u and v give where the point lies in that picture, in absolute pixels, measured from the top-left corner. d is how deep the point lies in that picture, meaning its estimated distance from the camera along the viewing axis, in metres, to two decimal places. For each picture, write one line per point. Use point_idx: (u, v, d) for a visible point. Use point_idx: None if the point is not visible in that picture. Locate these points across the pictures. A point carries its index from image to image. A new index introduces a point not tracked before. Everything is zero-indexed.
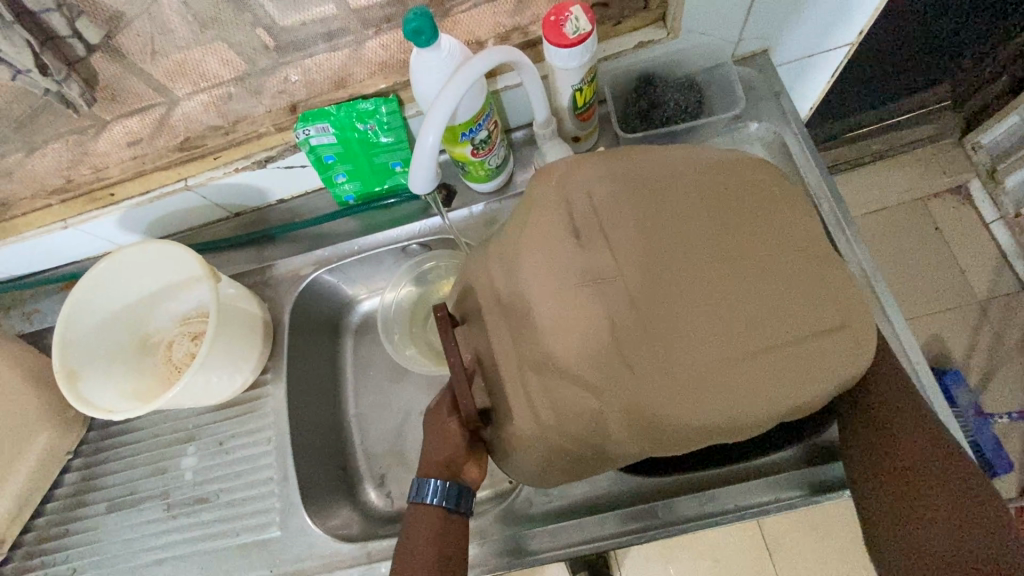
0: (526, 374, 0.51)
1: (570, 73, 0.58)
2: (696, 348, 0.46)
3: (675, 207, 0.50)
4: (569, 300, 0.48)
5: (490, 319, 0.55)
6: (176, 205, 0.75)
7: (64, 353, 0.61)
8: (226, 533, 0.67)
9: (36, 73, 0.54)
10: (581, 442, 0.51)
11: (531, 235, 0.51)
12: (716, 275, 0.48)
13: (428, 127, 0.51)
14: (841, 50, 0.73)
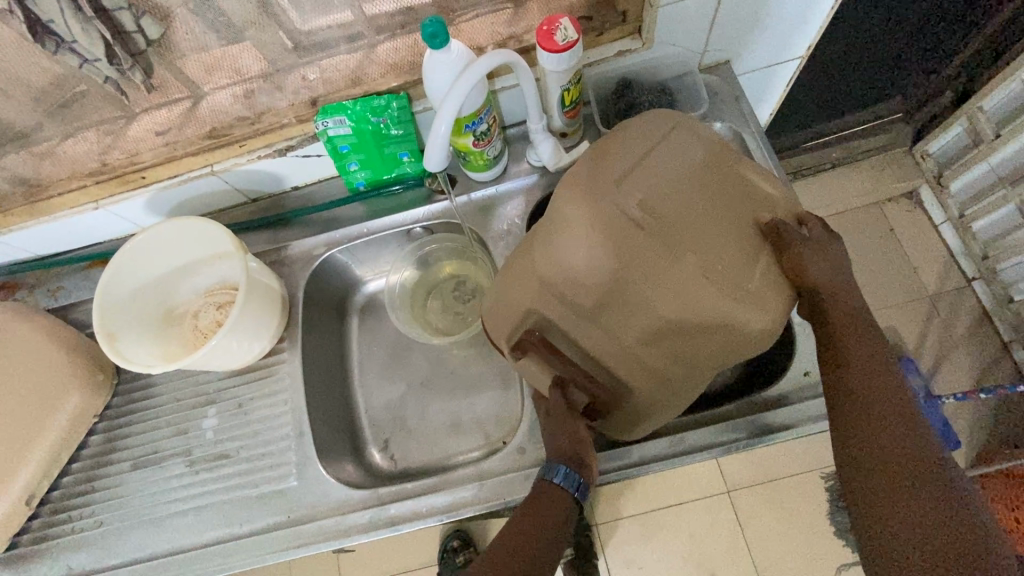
0: (620, 335, 0.58)
1: (560, 75, 0.68)
2: (725, 268, 0.56)
3: (657, 172, 0.59)
4: (646, 267, 0.56)
5: (571, 325, 0.61)
6: (199, 189, 0.82)
7: (102, 317, 0.68)
8: (246, 485, 0.74)
9: (103, 62, 0.61)
10: (659, 376, 0.59)
11: (584, 234, 0.57)
12: (715, 209, 0.58)
13: (441, 117, 0.59)
14: (793, 63, 0.84)
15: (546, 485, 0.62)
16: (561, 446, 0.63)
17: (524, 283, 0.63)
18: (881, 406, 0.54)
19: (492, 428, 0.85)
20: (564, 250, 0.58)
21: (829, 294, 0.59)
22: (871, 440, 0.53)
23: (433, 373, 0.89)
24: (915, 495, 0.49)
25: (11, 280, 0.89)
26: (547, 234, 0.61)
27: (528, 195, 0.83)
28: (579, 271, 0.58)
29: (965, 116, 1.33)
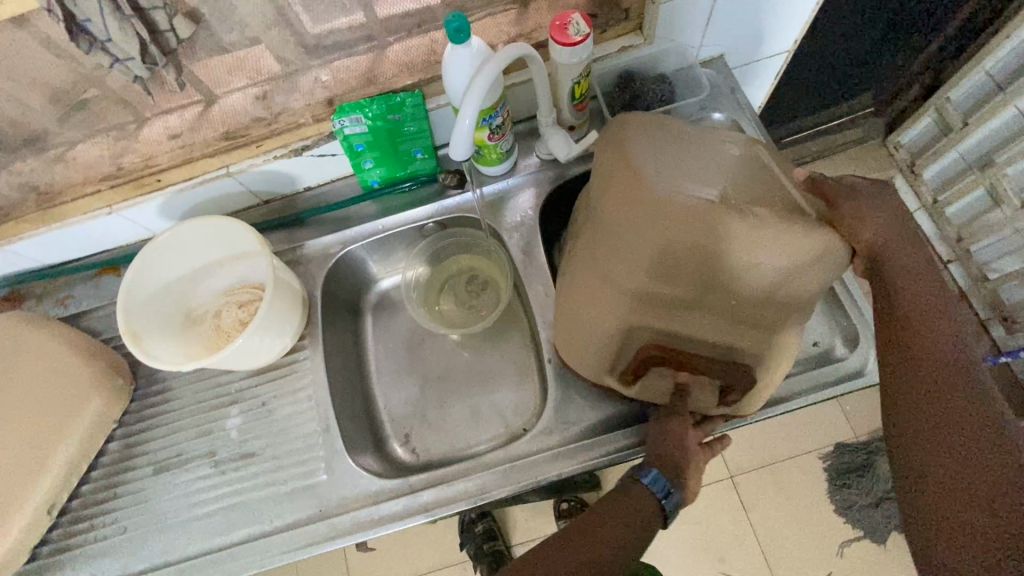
0: (721, 303, 0.58)
1: (572, 68, 0.71)
2: (799, 219, 0.55)
3: (690, 157, 0.62)
4: (734, 233, 0.55)
5: (656, 318, 0.61)
6: (214, 192, 0.82)
7: (128, 318, 0.68)
8: (275, 482, 0.74)
9: (134, 61, 0.60)
10: (748, 342, 0.60)
11: (659, 228, 0.58)
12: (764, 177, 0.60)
13: (466, 108, 0.62)
14: (780, 57, 0.90)
15: (636, 485, 0.62)
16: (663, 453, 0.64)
17: (580, 280, 0.65)
18: (939, 374, 0.52)
19: (511, 416, 0.86)
20: (631, 248, 0.59)
21: (901, 256, 0.57)
22: (923, 411, 0.52)
23: (449, 365, 0.90)
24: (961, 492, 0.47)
25: (19, 290, 0.88)
26: (611, 235, 0.61)
27: (539, 188, 0.85)
28: (661, 264, 0.58)
29: (936, 107, 1.42)
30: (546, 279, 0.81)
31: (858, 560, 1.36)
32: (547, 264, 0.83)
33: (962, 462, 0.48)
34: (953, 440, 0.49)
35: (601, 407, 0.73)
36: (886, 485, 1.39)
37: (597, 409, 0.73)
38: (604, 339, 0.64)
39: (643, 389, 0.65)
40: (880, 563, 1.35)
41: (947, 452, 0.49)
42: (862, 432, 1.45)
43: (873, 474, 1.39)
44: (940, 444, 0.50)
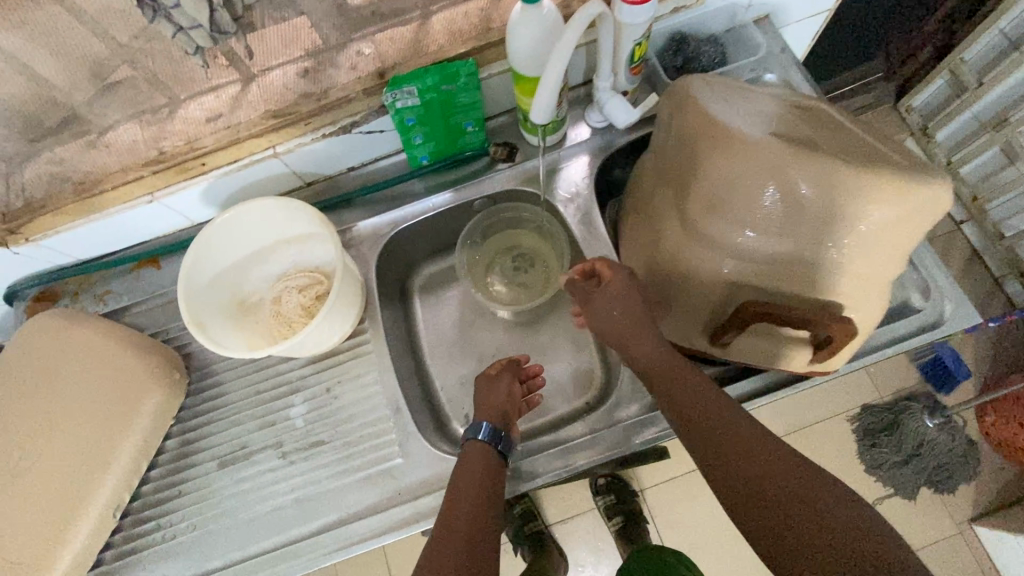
0: (826, 262, 0.53)
1: (635, 29, 0.67)
2: (861, 153, 0.53)
3: (745, 112, 0.62)
4: (851, 186, 0.49)
5: (759, 276, 0.55)
6: (260, 173, 0.79)
7: (188, 307, 0.66)
8: (347, 470, 0.72)
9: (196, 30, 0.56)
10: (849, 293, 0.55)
11: (772, 176, 0.51)
12: (822, 129, 0.60)
13: (548, 76, 0.60)
14: (823, 15, 0.89)
15: (471, 444, 0.67)
16: (491, 409, 0.71)
17: (658, 246, 0.63)
18: (747, 445, 0.55)
19: (571, 390, 0.86)
20: (725, 199, 0.53)
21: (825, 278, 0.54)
22: (751, 486, 0.52)
23: (504, 343, 0.89)
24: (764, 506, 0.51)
25: (52, 288, 0.84)
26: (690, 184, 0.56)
27: (592, 157, 0.83)
28: (774, 220, 0.52)
29: (949, 69, 1.43)
30: (607, 249, 0.80)
31: (890, 515, 1.40)
32: (607, 234, 0.81)
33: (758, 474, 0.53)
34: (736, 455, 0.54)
35: None
36: (916, 441, 1.38)
37: None
38: (686, 298, 0.62)
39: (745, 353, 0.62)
40: (911, 517, 1.40)
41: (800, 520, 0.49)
42: (887, 394, 1.48)
43: (902, 432, 1.39)
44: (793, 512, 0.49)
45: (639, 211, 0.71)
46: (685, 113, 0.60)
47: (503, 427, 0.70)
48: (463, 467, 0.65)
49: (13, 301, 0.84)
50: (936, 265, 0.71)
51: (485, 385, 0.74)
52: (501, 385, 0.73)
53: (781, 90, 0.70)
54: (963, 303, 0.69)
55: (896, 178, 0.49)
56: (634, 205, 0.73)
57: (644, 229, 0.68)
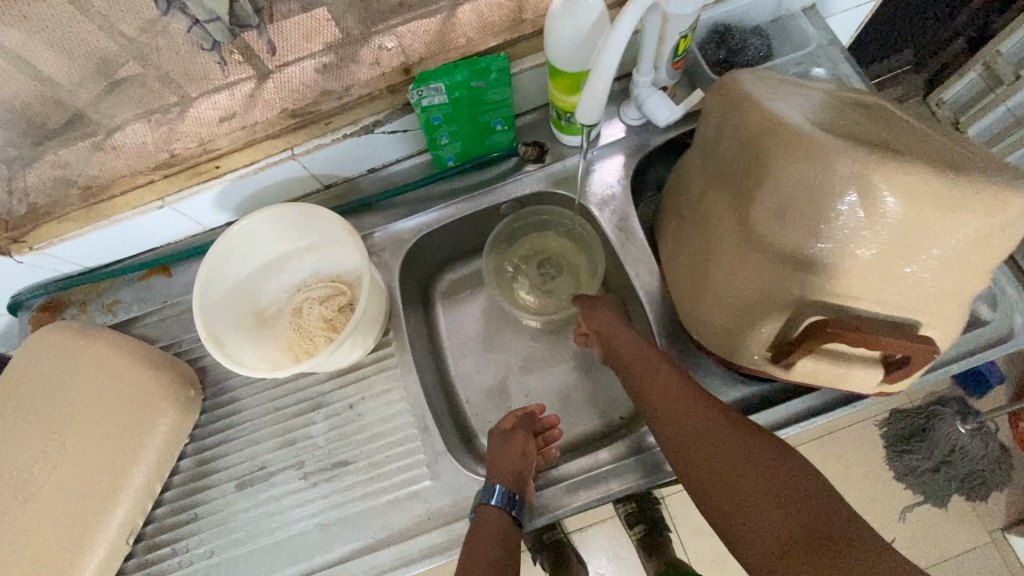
0: (907, 277, 0.49)
1: (682, 20, 0.62)
2: (930, 153, 0.49)
3: (798, 110, 0.58)
4: (931, 193, 0.45)
5: (831, 292, 0.50)
6: (276, 176, 0.74)
7: (205, 322, 0.62)
8: (374, 492, 0.68)
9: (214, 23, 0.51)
10: (927, 312, 0.51)
11: (853, 183, 0.46)
12: (881, 125, 0.56)
13: (598, 76, 0.56)
14: (869, 6, 0.84)
15: (484, 508, 0.63)
16: (505, 471, 0.67)
17: (712, 256, 0.58)
18: (721, 445, 0.57)
19: (605, 403, 0.82)
20: (796, 206, 0.49)
21: (900, 292, 0.49)
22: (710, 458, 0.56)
23: (533, 353, 0.85)
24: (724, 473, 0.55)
25: (57, 297, 0.80)
26: (754, 189, 0.52)
27: (627, 157, 0.78)
28: (850, 232, 0.47)
29: (983, 62, 1.28)
30: (647, 256, 0.75)
31: (920, 524, 1.36)
32: (646, 240, 0.77)
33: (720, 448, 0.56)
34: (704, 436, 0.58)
35: (723, 390, 0.68)
36: (950, 448, 1.32)
37: (720, 392, 0.68)
38: (738, 315, 0.57)
39: (802, 374, 0.56)
40: (943, 525, 1.36)
41: (770, 510, 0.51)
42: (916, 399, 1.43)
43: (934, 438, 1.33)
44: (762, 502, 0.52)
45: (684, 217, 0.66)
46: (745, 111, 0.55)
47: (518, 489, 0.66)
48: (474, 533, 0.62)
49: (18, 312, 0.80)
50: (1005, 277, 0.66)
51: (499, 444, 0.71)
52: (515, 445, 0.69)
53: (826, 86, 0.66)
54: None
55: (980, 185, 0.45)
56: (679, 208, 0.68)
57: (694, 234, 0.63)
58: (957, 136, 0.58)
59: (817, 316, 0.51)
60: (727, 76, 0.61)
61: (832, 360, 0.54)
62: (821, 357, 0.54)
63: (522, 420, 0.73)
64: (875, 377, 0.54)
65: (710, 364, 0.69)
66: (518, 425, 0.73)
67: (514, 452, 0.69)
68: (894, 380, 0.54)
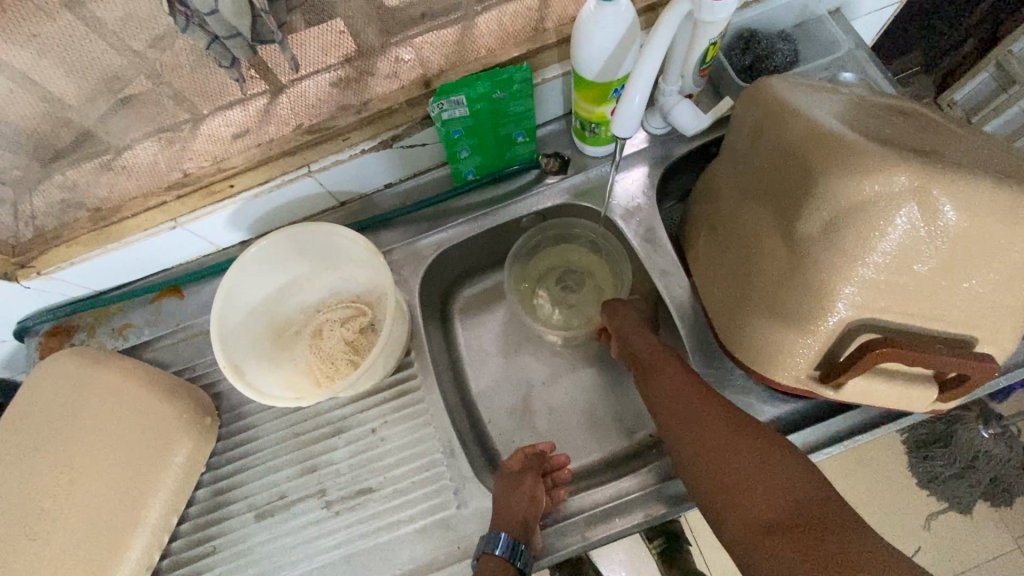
0: (962, 292, 0.47)
1: (713, 26, 0.59)
2: (979, 163, 0.47)
3: (835, 116, 0.56)
4: (988, 205, 0.43)
5: (881, 310, 0.48)
6: (292, 194, 0.73)
7: (222, 349, 0.60)
8: (399, 521, 0.65)
9: (235, 41, 0.48)
10: (984, 328, 0.48)
11: (913, 197, 0.44)
12: (921, 133, 0.54)
13: (635, 87, 0.56)
14: (891, 8, 0.83)
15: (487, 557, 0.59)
16: (512, 516, 0.62)
17: (750, 271, 0.56)
18: (720, 438, 0.56)
19: (633, 420, 0.79)
20: (846, 221, 0.46)
21: (955, 307, 0.47)
22: (705, 448, 0.57)
23: (556, 370, 0.82)
24: (717, 462, 0.55)
25: (64, 322, 0.77)
26: (797, 203, 0.50)
27: (651, 167, 0.76)
28: (905, 248, 0.46)
29: (997, 61, 1.24)
30: (675, 269, 0.73)
31: (946, 531, 1.33)
32: (673, 251, 0.74)
33: (714, 437, 0.57)
34: (699, 426, 0.58)
35: (761, 407, 0.66)
36: (971, 452, 1.30)
37: (758, 411, 0.65)
38: (783, 333, 0.52)
39: (853, 394, 0.53)
40: (969, 534, 1.33)
41: (758, 496, 0.52)
42: None
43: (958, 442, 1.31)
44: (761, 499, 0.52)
45: (716, 228, 0.64)
46: (783, 123, 0.53)
47: (525, 536, 0.61)
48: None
49: (24, 337, 0.77)
50: None
51: (505, 487, 0.66)
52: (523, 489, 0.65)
53: (858, 92, 0.64)
54: None
55: None
56: (709, 220, 0.66)
57: (728, 248, 0.60)
58: (996, 142, 0.56)
59: (871, 334, 0.49)
60: (758, 83, 0.59)
61: (883, 378, 0.51)
62: (870, 375, 0.51)
63: (529, 459, 0.69)
64: (929, 395, 0.52)
65: (746, 381, 0.66)
66: (524, 463, 0.69)
67: (521, 494, 0.64)
68: (948, 399, 0.51)
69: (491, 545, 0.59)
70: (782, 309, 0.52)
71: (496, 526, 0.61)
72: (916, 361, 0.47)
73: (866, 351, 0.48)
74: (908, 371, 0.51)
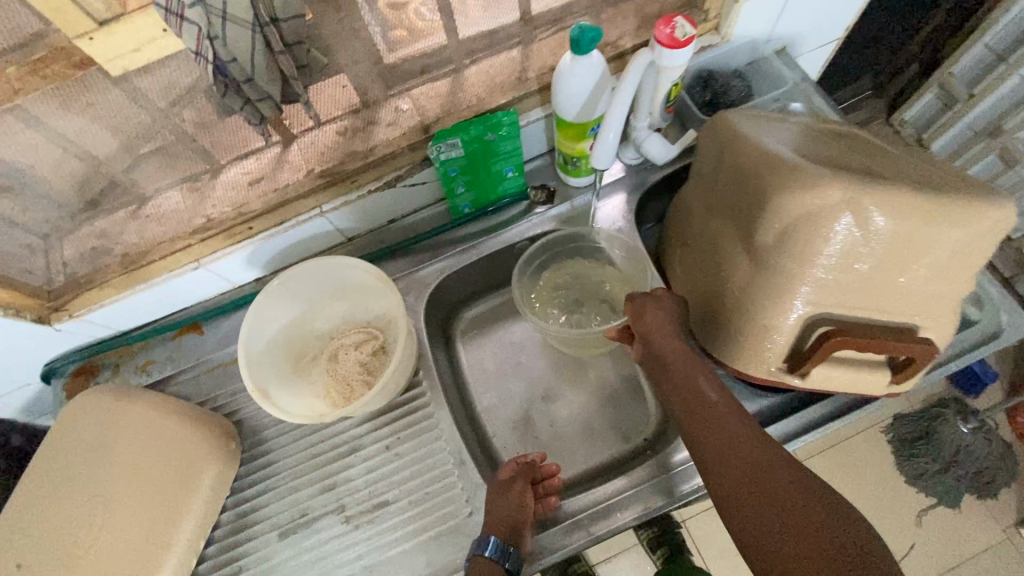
0: (900, 285, 0.54)
1: (672, 70, 0.68)
2: (904, 176, 0.55)
3: (783, 141, 0.64)
4: (912, 211, 0.51)
5: (831, 305, 0.56)
6: (305, 233, 0.80)
7: (248, 374, 0.66)
8: (416, 528, 0.70)
9: (264, 102, 0.54)
10: (923, 316, 0.56)
11: (847, 207, 0.51)
12: (856, 153, 0.63)
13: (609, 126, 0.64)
14: (832, 44, 0.94)
15: (477, 559, 0.62)
16: (500, 522, 0.64)
17: (720, 278, 0.63)
18: (759, 463, 0.51)
19: (629, 426, 0.85)
20: (797, 231, 0.53)
21: (894, 298, 0.55)
22: (741, 467, 0.52)
23: (553, 384, 0.88)
24: (753, 482, 0.50)
25: (89, 362, 0.82)
26: (753, 217, 0.57)
27: (629, 194, 0.85)
28: (847, 250, 0.53)
29: (940, 82, 1.34)
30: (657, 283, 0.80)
31: (937, 526, 1.38)
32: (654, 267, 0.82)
33: (751, 457, 0.52)
34: (736, 444, 0.54)
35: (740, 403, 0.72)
36: (954, 449, 1.36)
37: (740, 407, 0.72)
38: (750, 331, 0.60)
39: (819, 381, 0.59)
40: (959, 527, 1.38)
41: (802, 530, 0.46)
42: (916, 402, 1.47)
43: (938, 438, 1.37)
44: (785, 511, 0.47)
45: (689, 243, 0.72)
46: (739, 149, 0.61)
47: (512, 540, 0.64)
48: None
49: (51, 379, 0.82)
50: (987, 281, 0.72)
51: (495, 495, 0.68)
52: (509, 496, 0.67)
53: (804, 120, 0.73)
54: (1018, 313, 0.70)
55: (952, 202, 0.51)
56: (683, 236, 0.74)
57: (700, 259, 0.68)
58: (923, 155, 0.65)
59: (825, 325, 0.56)
60: (715, 117, 0.68)
61: (842, 366, 0.58)
62: (830, 364, 0.58)
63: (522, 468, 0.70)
64: (885, 379, 0.58)
65: (727, 380, 0.73)
66: (514, 471, 0.70)
67: (509, 500, 0.66)
68: (900, 380, 0.58)
69: (481, 548, 0.62)
70: (749, 309, 0.59)
71: (486, 531, 0.63)
72: (862, 347, 0.54)
73: (822, 341, 0.55)
74: (863, 359, 0.58)
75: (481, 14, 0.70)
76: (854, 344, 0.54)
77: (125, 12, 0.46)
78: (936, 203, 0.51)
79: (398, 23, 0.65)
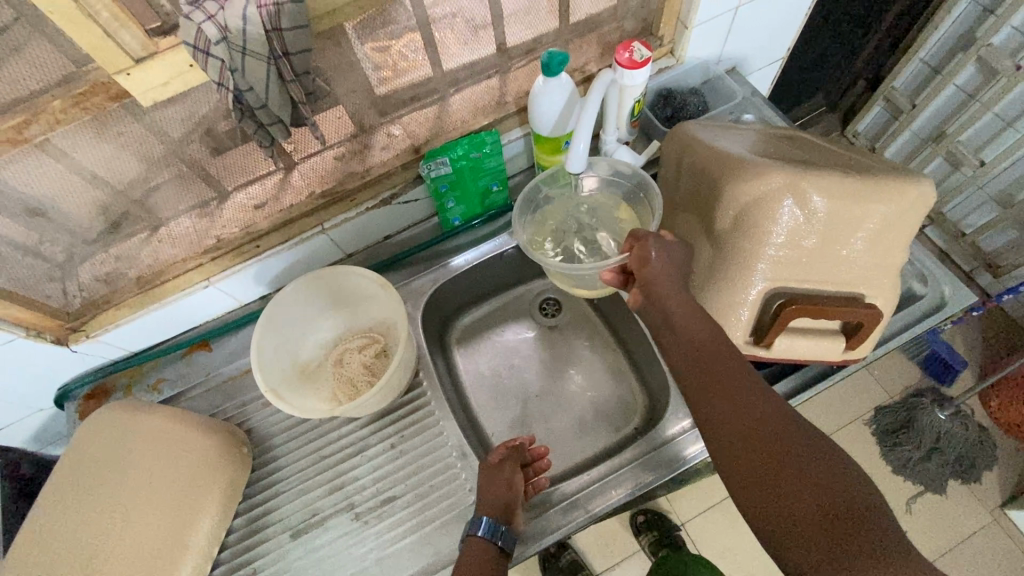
0: (843, 258, 0.62)
1: (633, 88, 0.77)
2: (837, 163, 0.64)
3: (735, 143, 0.73)
4: (843, 191, 0.59)
5: (785, 280, 0.63)
6: (308, 250, 0.86)
7: (261, 378, 0.71)
8: (422, 520, 0.73)
9: (275, 126, 0.61)
10: (867, 284, 0.63)
11: (789, 192, 0.59)
12: (796, 149, 0.72)
13: (579, 136, 0.71)
14: (777, 63, 1.05)
15: (472, 538, 0.65)
16: (490, 502, 0.68)
17: None
18: (757, 418, 0.53)
19: (619, 417, 0.90)
20: (748, 215, 0.61)
21: (838, 270, 0.62)
22: (742, 420, 0.53)
23: (545, 382, 0.94)
24: (752, 437, 0.52)
25: (102, 384, 0.86)
26: (711, 208, 0.65)
27: None
28: (793, 230, 0.60)
29: (885, 96, 1.47)
30: None
31: (927, 513, 1.42)
32: None
33: (750, 412, 0.53)
34: (738, 398, 0.54)
35: None
36: (934, 434, 1.39)
37: None
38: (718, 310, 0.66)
39: (782, 351, 0.66)
40: (947, 512, 1.42)
41: (797, 481, 0.49)
42: (895, 394, 1.54)
43: (917, 427, 1.41)
44: (786, 472, 0.49)
45: None
46: (697, 150, 0.69)
47: (505, 520, 0.68)
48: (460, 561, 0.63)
49: (65, 403, 0.86)
50: (926, 260, 0.80)
51: (487, 477, 0.71)
52: (501, 477, 0.70)
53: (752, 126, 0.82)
54: (958, 285, 0.77)
55: (876, 181, 0.59)
56: None
57: None
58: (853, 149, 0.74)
59: (780, 297, 0.63)
60: (675, 127, 0.77)
61: (801, 335, 0.65)
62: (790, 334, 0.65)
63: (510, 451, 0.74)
64: (840, 344, 0.65)
65: None
66: (503, 454, 0.74)
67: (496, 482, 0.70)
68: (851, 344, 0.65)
69: (474, 527, 0.66)
70: (715, 289, 0.65)
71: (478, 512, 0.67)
72: (814, 313, 0.61)
73: (779, 311, 0.62)
74: (817, 327, 0.65)
75: (462, 48, 0.77)
76: (807, 311, 0.61)
77: (159, 50, 0.53)
78: (862, 183, 0.59)
79: (384, 62, 0.72)
